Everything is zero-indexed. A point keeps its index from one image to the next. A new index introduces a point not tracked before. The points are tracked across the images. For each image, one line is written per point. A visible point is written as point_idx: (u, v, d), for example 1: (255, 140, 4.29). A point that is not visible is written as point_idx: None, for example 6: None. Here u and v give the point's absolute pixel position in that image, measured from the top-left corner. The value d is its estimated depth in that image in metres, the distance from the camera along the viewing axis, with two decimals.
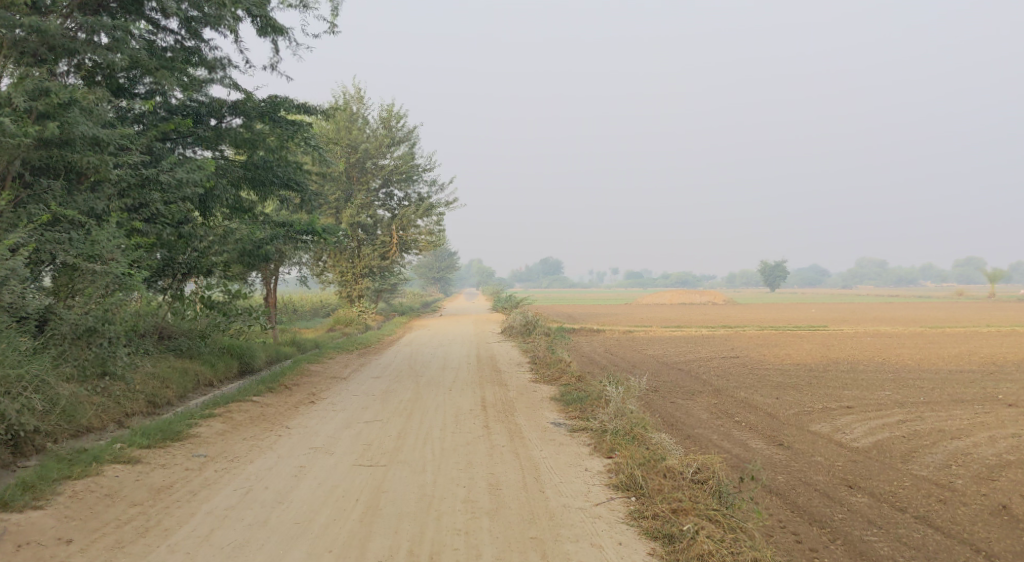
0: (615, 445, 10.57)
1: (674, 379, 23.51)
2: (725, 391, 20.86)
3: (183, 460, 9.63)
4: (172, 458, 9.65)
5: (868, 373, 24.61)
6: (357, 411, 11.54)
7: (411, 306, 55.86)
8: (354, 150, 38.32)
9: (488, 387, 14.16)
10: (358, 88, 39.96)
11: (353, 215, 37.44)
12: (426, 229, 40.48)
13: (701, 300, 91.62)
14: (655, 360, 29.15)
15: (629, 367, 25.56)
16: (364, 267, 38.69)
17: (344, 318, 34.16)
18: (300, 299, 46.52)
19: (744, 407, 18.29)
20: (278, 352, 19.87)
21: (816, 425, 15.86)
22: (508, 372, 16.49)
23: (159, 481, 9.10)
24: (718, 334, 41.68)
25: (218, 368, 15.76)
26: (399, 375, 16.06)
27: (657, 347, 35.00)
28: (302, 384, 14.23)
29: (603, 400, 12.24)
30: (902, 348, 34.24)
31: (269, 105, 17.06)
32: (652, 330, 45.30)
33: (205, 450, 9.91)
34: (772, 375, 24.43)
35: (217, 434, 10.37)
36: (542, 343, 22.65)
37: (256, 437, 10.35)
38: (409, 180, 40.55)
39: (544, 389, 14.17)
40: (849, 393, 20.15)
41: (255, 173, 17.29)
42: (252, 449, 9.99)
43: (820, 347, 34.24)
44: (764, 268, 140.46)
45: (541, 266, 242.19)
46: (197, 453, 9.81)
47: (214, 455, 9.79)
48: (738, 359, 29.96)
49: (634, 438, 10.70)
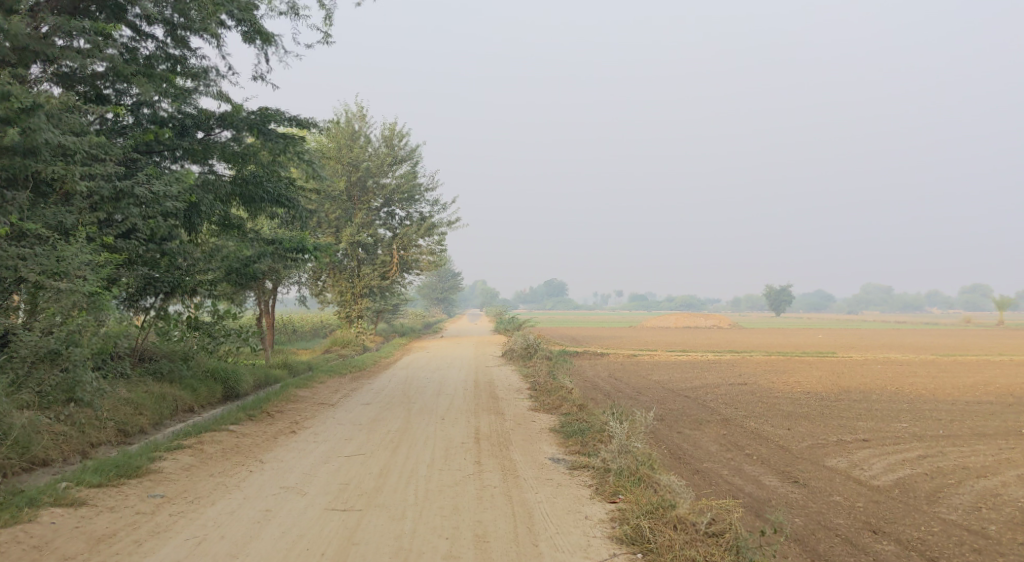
0: (619, 488, 9.72)
1: (680, 406, 22.64)
2: (734, 421, 19.97)
3: (135, 502, 8.80)
4: (122, 500, 8.83)
5: (882, 404, 23.68)
6: (339, 443, 10.72)
7: (413, 327, 55.08)
8: (355, 168, 37.69)
9: (484, 416, 13.31)
10: (361, 106, 39.36)
11: (353, 235, 36.71)
12: (428, 249, 39.77)
13: (707, 324, 90.67)
14: (660, 387, 28.25)
15: (634, 394, 24.65)
16: (363, 287, 37.88)
17: (342, 340, 33.33)
18: (299, 319, 45.75)
19: (755, 439, 17.38)
20: (267, 374, 19.05)
21: (831, 460, 14.98)
22: (507, 400, 15.63)
23: (102, 529, 8.26)
24: (725, 360, 40.71)
25: (201, 393, 14.91)
26: (392, 401, 15.23)
27: (662, 373, 34.11)
28: (286, 411, 13.43)
29: (606, 434, 11.38)
30: (915, 376, 33.28)
31: (259, 117, 16.40)
32: (657, 354, 44.37)
33: (162, 490, 9.08)
34: (782, 403, 23.54)
35: (180, 471, 9.57)
36: (543, 367, 21.81)
37: (221, 475, 9.54)
38: (411, 199, 39.90)
39: (543, 418, 13.33)
40: (865, 425, 19.24)
41: (244, 189, 16.62)
42: (217, 488, 9.18)
43: (831, 374, 33.30)
44: (770, 293, 139.60)
45: (546, 288, 241.34)
46: (152, 493, 9.01)
47: (171, 496, 8.96)
48: (746, 386, 29.05)
49: (639, 479, 9.86)
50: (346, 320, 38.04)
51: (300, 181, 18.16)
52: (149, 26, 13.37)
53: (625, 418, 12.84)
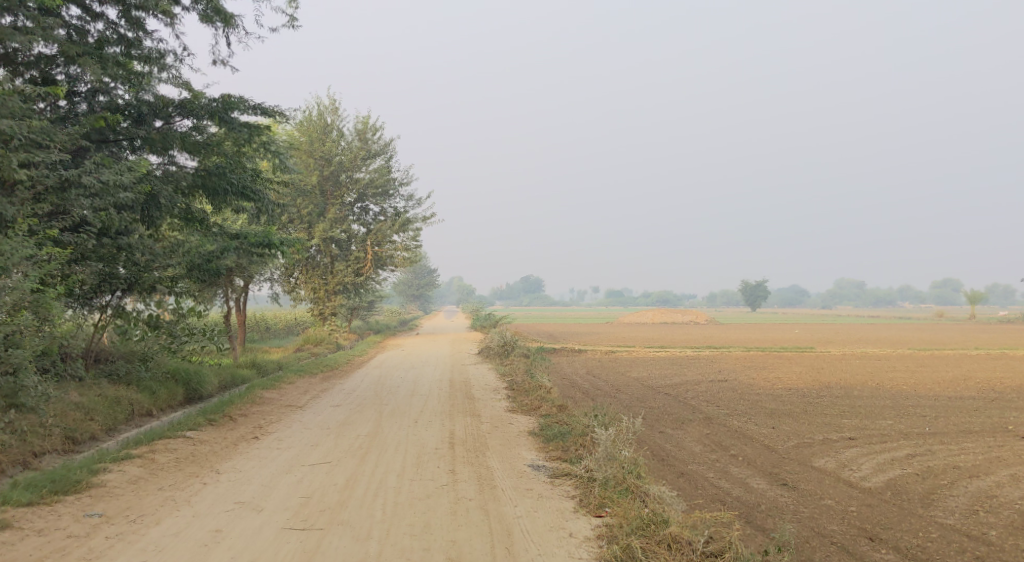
0: (606, 500, 9.15)
1: (661, 405, 22.12)
2: (717, 419, 19.45)
3: (69, 522, 8.08)
4: (55, 520, 8.10)
5: (866, 400, 23.29)
6: (303, 450, 10.04)
7: (388, 324, 54.25)
8: (328, 163, 36.92)
9: (459, 418, 12.67)
10: (333, 98, 38.48)
11: (325, 230, 35.86)
12: (403, 245, 39.00)
13: (684, 319, 90.51)
14: (640, 384, 27.73)
15: (613, 392, 24.08)
16: (337, 283, 37.02)
17: (314, 338, 32.50)
18: (272, 317, 44.85)
19: (739, 438, 16.87)
20: (234, 374, 18.26)
21: (819, 460, 14.49)
22: (483, 400, 14.97)
23: (29, 555, 7.53)
24: (705, 356, 40.28)
25: (161, 395, 14.11)
26: (363, 403, 14.55)
27: (642, 369, 33.62)
28: (250, 414, 12.71)
29: (588, 439, 10.78)
30: (894, 371, 33.01)
31: (221, 104, 15.12)
32: (635, 350, 43.89)
33: (101, 508, 8.37)
34: (764, 400, 23.09)
35: (124, 484, 8.85)
36: (521, 365, 21.19)
37: (169, 489, 8.83)
38: (385, 194, 39.12)
39: (522, 420, 12.71)
40: (850, 423, 18.80)
41: (206, 180, 15.83)
42: (163, 504, 8.48)
43: (811, 370, 32.95)
44: (745, 288, 140.15)
45: (523, 285, 240.90)
46: (89, 512, 8.29)
47: (111, 514, 8.26)
48: (727, 383, 28.61)
49: (627, 491, 9.31)
50: (319, 317, 37.22)
51: (266, 172, 17.39)
52: (99, 5, 12.56)
53: (607, 420, 12.25)
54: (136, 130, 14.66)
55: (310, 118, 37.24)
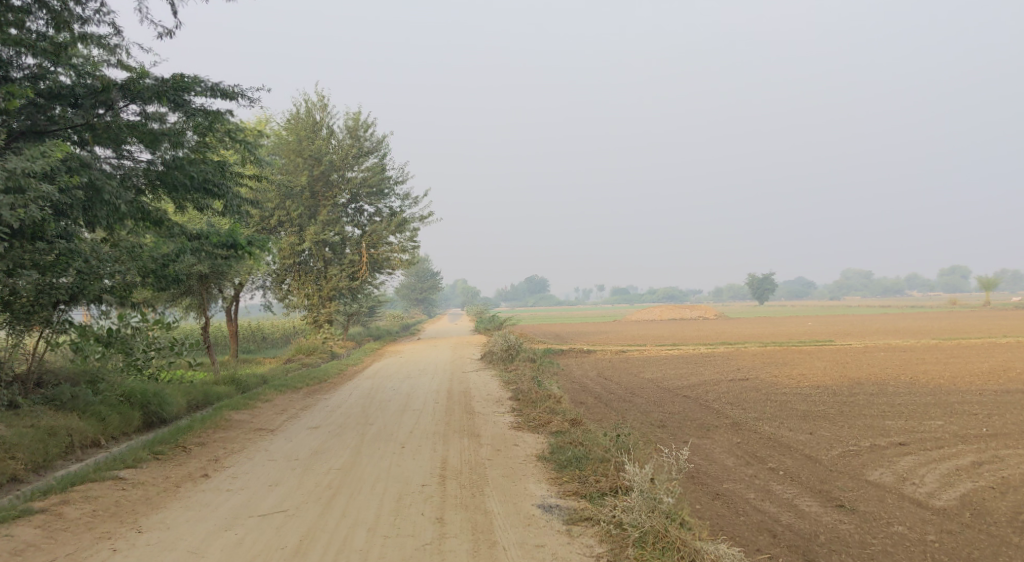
0: None
1: (681, 410, 20.20)
2: (745, 426, 17.55)
3: None
4: None
5: (906, 397, 21.25)
6: (255, 495, 8.52)
7: (390, 329, 52.31)
8: (318, 162, 34.90)
9: (453, 438, 10.91)
10: (321, 95, 36.64)
11: (317, 233, 33.86)
12: (400, 246, 37.10)
13: (691, 315, 88.57)
14: (655, 386, 25.78)
15: (628, 398, 22.19)
16: (331, 289, 35.06)
17: (306, 347, 30.66)
18: (268, 325, 43.01)
19: (776, 448, 15.00)
20: (207, 391, 16.42)
21: (873, 474, 12.56)
22: (485, 414, 13.14)
23: None
24: (719, 353, 38.21)
25: (112, 422, 12.15)
26: (345, 423, 12.75)
27: (656, 370, 31.63)
28: (210, 441, 11.01)
29: (612, 468, 9.07)
30: (924, 363, 30.97)
31: (170, 85, 13.15)
32: (646, 349, 41.94)
33: None
34: (793, 401, 21.10)
35: (7, 556, 7.43)
36: (527, 371, 19.29)
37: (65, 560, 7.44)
38: (379, 193, 37.27)
39: (529, 438, 10.91)
40: (895, 425, 16.82)
41: (164, 174, 14.31)
42: None
43: (835, 365, 30.94)
44: (753, 281, 138.25)
45: (527, 285, 238.99)
46: None
47: None
48: (748, 381, 26.62)
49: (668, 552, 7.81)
50: (314, 325, 35.25)
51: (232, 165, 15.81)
52: None
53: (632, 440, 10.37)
54: (74, 117, 12.86)
55: (298, 115, 35.42)
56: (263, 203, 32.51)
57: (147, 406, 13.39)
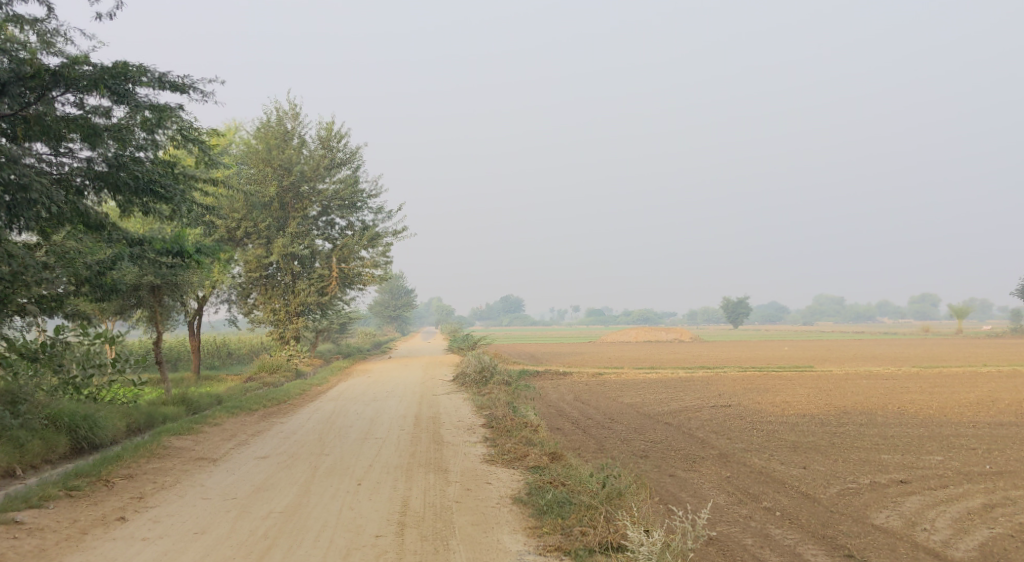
0: None
1: (664, 439, 19.07)
2: (733, 458, 16.46)
3: None
4: None
5: (898, 428, 20.24)
6: (176, 546, 7.43)
7: (361, 347, 50.81)
8: (288, 173, 33.58)
9: (418, 473, 9.75)
10: (294, 103, 35.38)
11: (286, 245, 32.49)
12: (371, 261, 35.79)
13: (668, 338, 87.66)
14: (635, 412, 24.60)
15: (607, 425, 21.03)
16: (299, 304, 33.65)
17: (270, 365, 29.19)
18: (234, 341, 41.46)
19: (768, 483, 13.91)
20: (150, 412, 15.15)
21: (878, 517, 11.48)
22: (455, 445, 11.95)
23: None
24: (699, 378, 37.12)
25: (29, 448, 10.81)
26: (298, 453, 11.56)
27: (635, 394, 30.49)
28: (138, 474, 9.78)
29: (604, 522, 8.03)
30: (909, 392, 30.06)
31: (109, 73, 12.05)
32: (624, 372, 40.81)
33: None
34: (781, 431, 20.01)
35: None
36: (502, 396, 18.09)
37: None
38: (352, 206, 35.97)
39: (503, 472, 9.83)
40: (893, 460, 15.77)
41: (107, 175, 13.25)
42: None
43: (819, 393, 29.95)
44: (727, 304, 138.25)
45: (502, 304, 237.89)
46: None
47: None
48: (732, 409, 25.52)
49: None
50: (280, 341, 33.80)
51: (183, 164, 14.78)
52: None
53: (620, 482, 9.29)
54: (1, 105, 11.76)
55: (268, 123, 34.12)
56: (230, 213, 31.14)
57: (75, 430, 12.02)
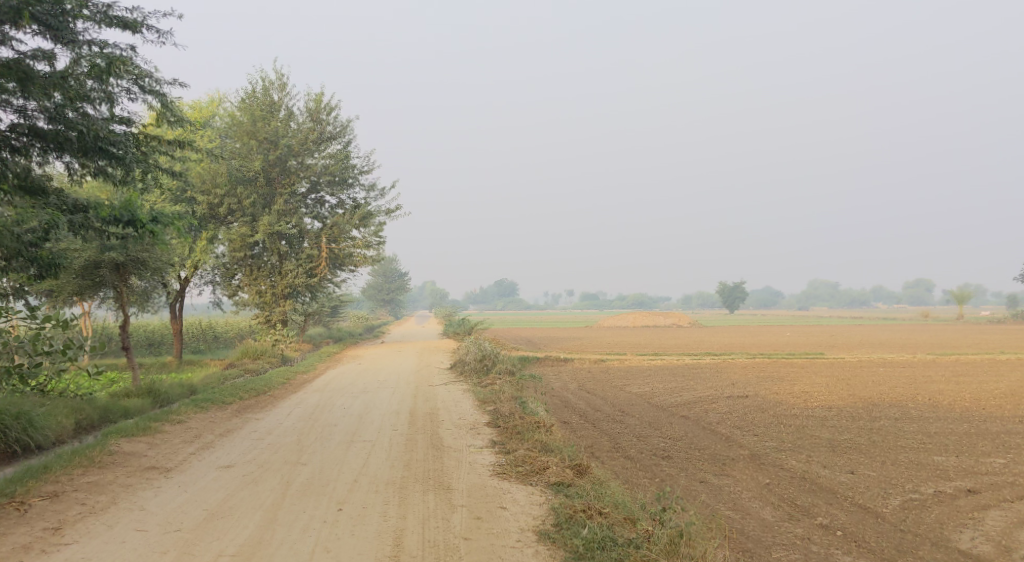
0: None
1: (686, 437, 17.19)
2: (767, 460, 14.60)
3: None
4: None
5: (940, 424, 18.39)
6: None
7: (352, 331, 48.74)
8: (274, 146, 31.44)
9: (412, 492, 8.52)
10: (280, 73, 33.27)
11: (272, 224, 30.39)
12: (363, 241, 33.70)
13: (666, 323, 85.83)
14: (647, 404, 22.69)
15: (620, 419, 19.16)
16: (286, 286, 31.53)
17: (254, 350, 27.15)
18: (219, 324, 39.47)
19: (815, 493, 12.06)
20: (107, 405, 13.30)
21: (962, 540, 10.00)
22: (457, 448, 10.31)
23: None
24: (708, 365, 35.22)
25: None
26: (270, 459, 9.85)
27: (642, 383, 28.60)
28: (66, 492, 8.11)
29: None
30: (934, 381, 28.21)
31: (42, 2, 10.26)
32: (628, 359, 38.86)
33: None
34: (813, 426, 18.15)
35: None
36: (506, 389, 16.21)
37: None
38: (342, 182, 33.95)
39: (518, 490, 8.74)
40: (951, 463, 13.93)
41: (47, 131, 11.46)
42: None
43: (839, 382, 28.09)
44: (723, 289, 136.57)
45: (495, 288, 236.07)
46: None
47: None
48: (751, 400, 23.64)
49: None
50: (266, 325, 31.76)
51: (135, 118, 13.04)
52: None
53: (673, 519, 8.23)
54: None
55: (253, 94, 32.01)
56: (211, 188, 29.08)
57: (4, 431, 10.20)
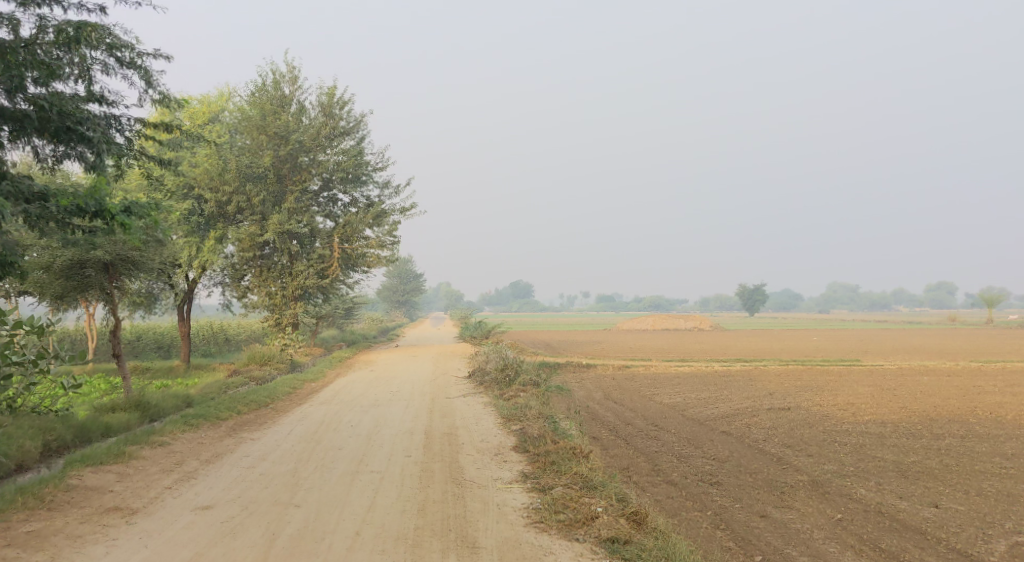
0: None
1: (732, 458, 15.46)
2: (832, 488, 12.84)
3: None
4: None
5: (1015, 445, 16.51)
6: None
7: (367, 334, 47.15)
8: (285, 142, 29.72)
9: (428, 553, 7.45)
10: (291, 65, 31.79)
11: (282, 222, 28.78)
12: (378, 240, 32.12)
13: (687, 326, 83.84)
14: (682, 417, 20.92)
15: (655, 436, 17.44)
16: (296, 288, 29.92)
17: (261, 355, 25.50)
18: (230, 326, 37.98)
19: (901, 535, 10.33)
20: (85, 423, 11.78)
21: None
22: (482, 480, 9.08)
23: None
24: (739, 372, 33.36)
25: None
26: (258, 487, 8.71)
27: (672, 392, 26.78)
28: None
29: None
30: (988, 391, 26.22)
31: None
32: (653, 365, 36.99)
33: None
34: (873, 446, 16.33)
35: None
36: (533, 404, 14.56)
37: None
38: (356, 179, 32.35)
39: (562, 551, 7.66)
40: None
41: (9, 108, 10.04)
42: None
43: (886, 393, 26.13)
44: (743, 291, 134.31)
45: (511, 289, 234.64)
46: None
47: None
48: (794, 412, 21.83)
49: None
50: (276, 328, 30.13)
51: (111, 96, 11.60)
52: None
53: None
54: None
55: (263, 88, 30.51)
56: (219, 186, 27.52)
57: None
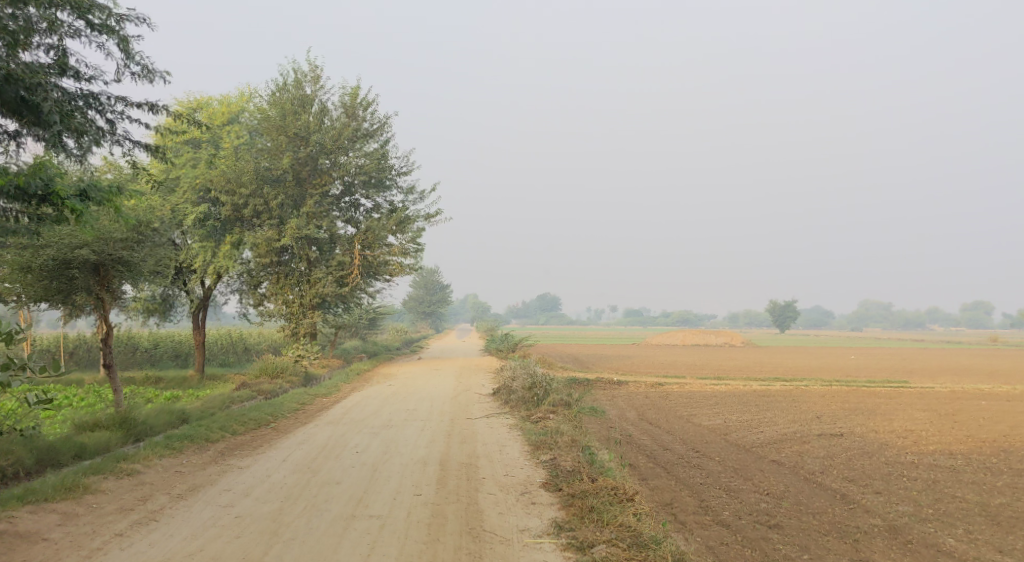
0: None
1: (789, 494, 13.61)
2: (914, 537, 10.96)
3: None
4: None
5: None
6: None
7: (391, 346, 45.56)
8: (304, 142, 28.31)
9: None
10: (313, 64, 30.48)
11: (300, 227, 27.15)
12: (400, 247, 30.50)
13: (719, 342, 81.31)
14: (725, 442, 19.03)
15: (699, 464, 15.62)
16: (314, 296, 28.33)
17: (273, 367, 23.98)
18: (250, 335, 36.57)
19: None
20: (53, 444, 10.28)
21: None
22: (507, 536, 7.76)
23: None
24: (781, 393, 31.25)
25: None
26: (231, 538, 7.49)
27: (712, 413, 24.83)
28: None
29: None
30: None
31: None
32: (688, 383, 34.97)
33: None
34: (950, 483, 14.37)
35: None
36: (565, 430, 12.81)
37: None
38: (379, 183, 30.82)
39: None
40: None
41: None
42: None
43: (948, 419, 23.92)
44: (775, 309, 131.09)
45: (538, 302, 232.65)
46: None
47: None
48: (851, 440, 19.80)
49: None
50: (292, 338, 28.63)
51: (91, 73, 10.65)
52: None
53: None
54: None
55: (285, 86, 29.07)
56: (236, 188, 25.96)
57: None
